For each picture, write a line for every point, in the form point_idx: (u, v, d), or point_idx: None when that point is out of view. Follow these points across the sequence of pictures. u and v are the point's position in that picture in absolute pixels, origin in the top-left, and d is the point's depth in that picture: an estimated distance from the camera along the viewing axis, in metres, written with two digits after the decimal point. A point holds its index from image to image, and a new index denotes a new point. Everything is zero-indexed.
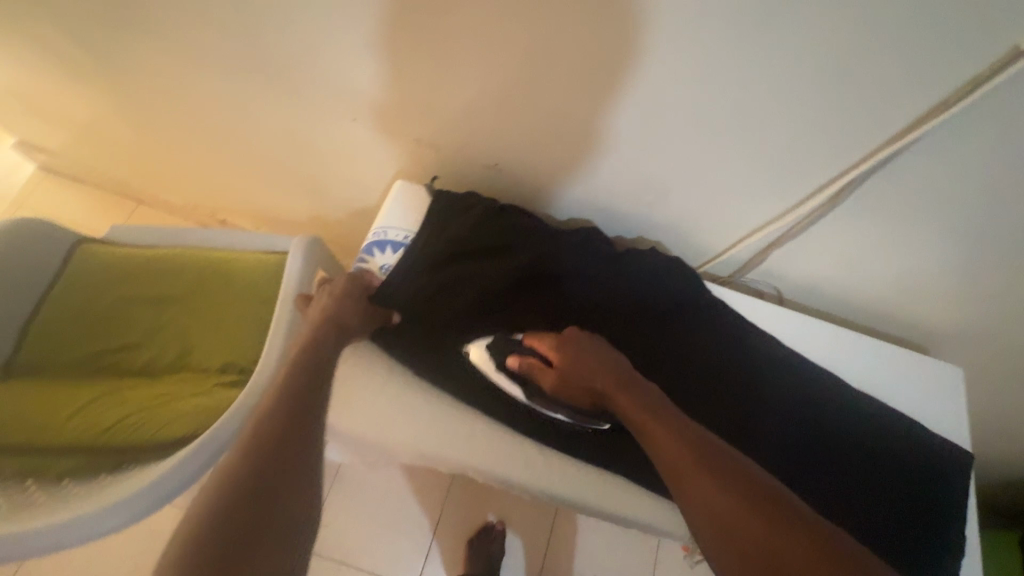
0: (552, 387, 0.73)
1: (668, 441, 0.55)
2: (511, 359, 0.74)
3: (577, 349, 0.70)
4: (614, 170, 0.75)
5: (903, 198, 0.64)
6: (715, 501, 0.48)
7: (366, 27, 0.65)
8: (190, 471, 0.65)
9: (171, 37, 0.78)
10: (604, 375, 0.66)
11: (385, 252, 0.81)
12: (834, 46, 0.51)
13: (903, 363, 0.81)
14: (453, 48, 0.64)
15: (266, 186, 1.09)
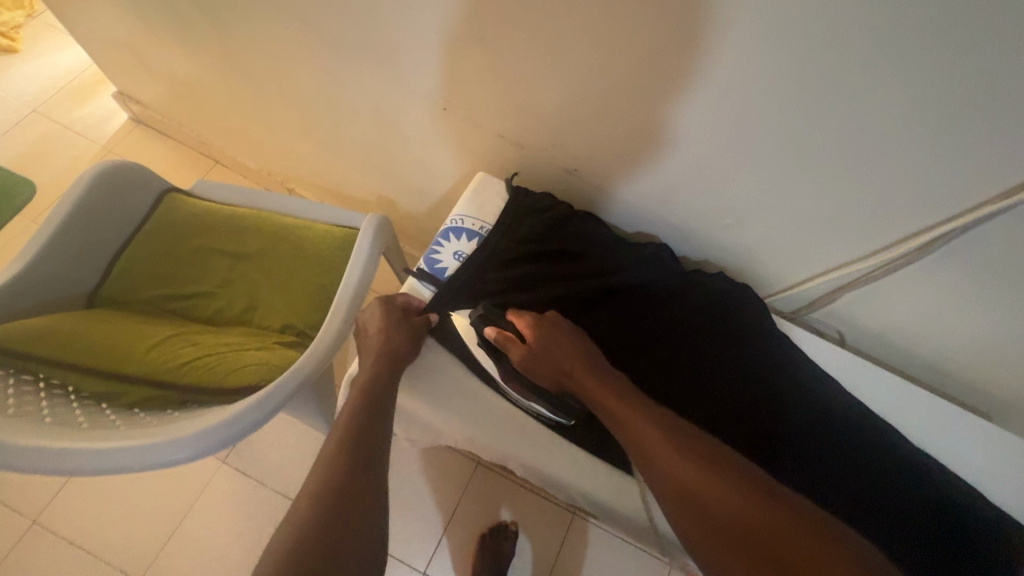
0: (522, 363, 0.65)
1: (640, 424, 0.57)
2: (490, 329, 0.67)
3: (554, 330, 0.65)
4: (701, 185, 0.75)
5: (1000, 259, 0.62)
6: (682, 473, 0.52)
7: (484, 17, 0.70)
8: (240, 427, 0.67)
9: (308, 24, 0.91)
10: (579, 365, 0.63)
11: (461, 240, 0.74)
12: (951, 92, 0.51)
13: (983, 437, 0.74)
14: (559, 47, 0.68)
15: (349, 166, 1.24)
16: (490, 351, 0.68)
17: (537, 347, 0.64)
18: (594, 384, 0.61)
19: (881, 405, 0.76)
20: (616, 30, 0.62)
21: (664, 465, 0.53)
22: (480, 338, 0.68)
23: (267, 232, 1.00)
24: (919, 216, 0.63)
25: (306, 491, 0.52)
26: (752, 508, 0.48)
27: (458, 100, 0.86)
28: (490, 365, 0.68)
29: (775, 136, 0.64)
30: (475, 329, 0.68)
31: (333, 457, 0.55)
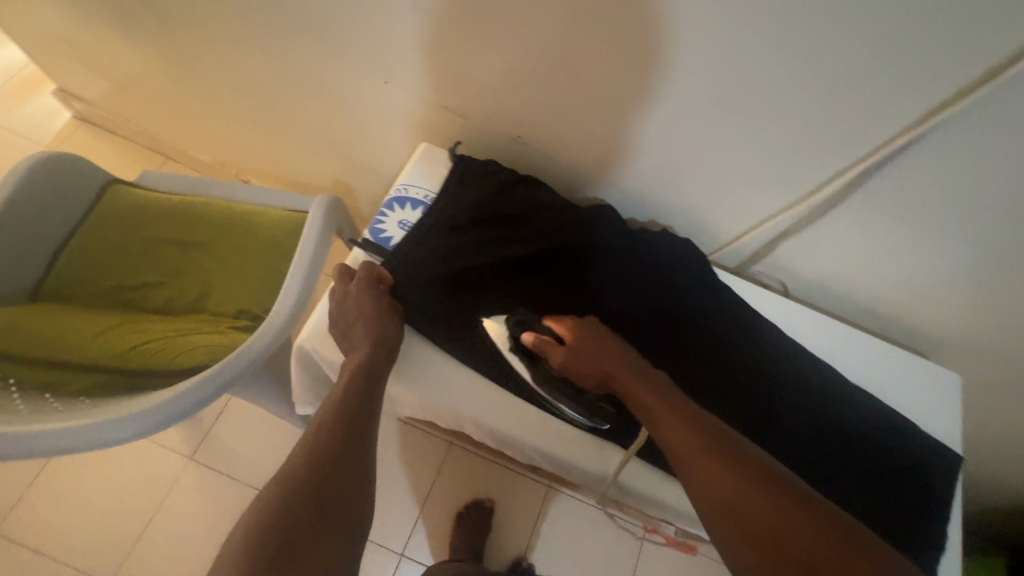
0: (563, 365, 0.65)
1: (682, 427, 0.56)
2: (527, 333, 0.67)
3: (593, 331, 0.65)
4: (640, 143, 0.77)
5: (918, 193, 0.65)
6: (728, 487, 0.50)
7: None
8: (188, 404, 0.67)
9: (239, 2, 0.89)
10: (617, 364, 0.62)
11: (406, 210, 0.75)
12: (856, 28, 0.53)
13: (917, 373, 0.78)
14: (487, 8, 0.69)
15: (301, 152, 1.22)
16: (525, 357, 0.68)
17: (577, 348, 0.64)
18: (630, 387, 0.61)
19: (822, 349, 0.79)
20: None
21: (690, 472, 0.52)
22: (515, 344, 0.68)
23: (218, 218, 0.98)
24: (844, 156, 0.66)
25: (292, 465, 0.55)
26: (772, 510, 0.48)
27: (401, 72, 0.86)
28: (524, 369, 0.68)
29: (703, 86, 0.65)
30: (510, 332, 0.68)
31: (320, 435, 0.57)
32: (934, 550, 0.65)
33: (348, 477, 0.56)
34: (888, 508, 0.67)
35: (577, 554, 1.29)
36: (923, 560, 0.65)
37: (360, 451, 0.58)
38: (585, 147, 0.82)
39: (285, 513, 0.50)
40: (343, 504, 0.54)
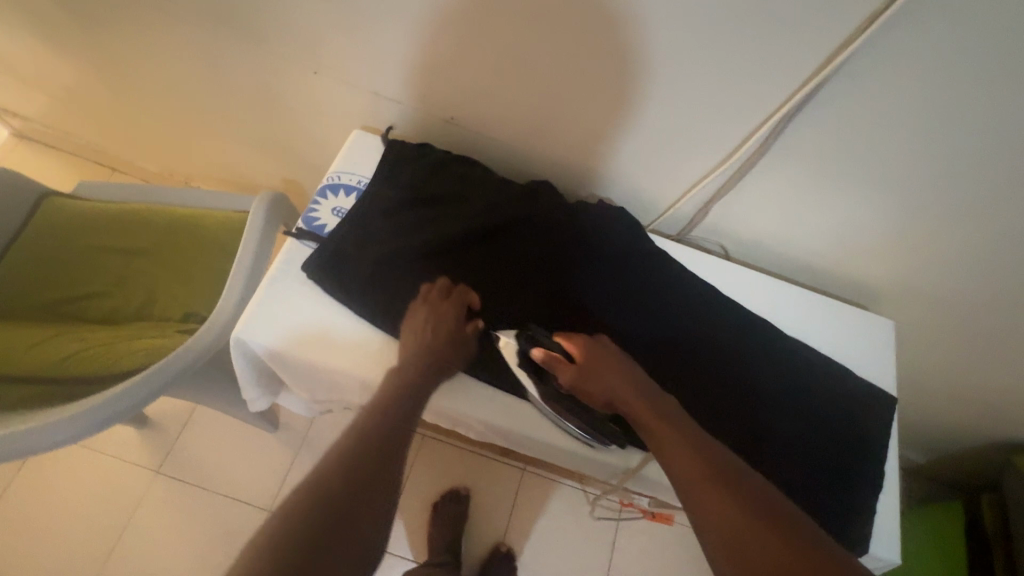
0: (574, 386, 0.63)
1: (687, 460, 0.53)
2: (535, 350, 0.65)
3: (607, 355, 0.63)
4: (569, 113, 0.77)
5: (832, 141, 0.67)
6: (732, 529, 0.47)
7: None
8: (120, 406, 0.67)
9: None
10: (631, 390, 0.60)
11: (339, 196, 0.74)
12: None
13: (853, 321, 0.80)
14: None
15: (245, 152, 1.20)
16: (532, 372, 0.66)
17: (586, 369, 0.62)
18: (642, 415, 0.58)
19: (760, 306, 0.80)
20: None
21: (700, 512, 0.50)
22: (524, 359, 0.66)
23: (159, 221, 0.96)
24: (758, 111, 0.67)
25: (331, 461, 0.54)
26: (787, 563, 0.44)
27: (327, 58, 0.85)
28: (530, 384, 0.67)
29: (619, 45, 0.65)
30: (519, 347, 0.67)
31: (364, 434, 0.57)
32: (872, 486, 0.68)
33: (393, 477, 0.55)
34: (827, 454, 0.69)
35: (556, 532, 1.31)
36: (862, 496, 0.67)
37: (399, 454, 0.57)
38: (518, 121, 0.82)
39: (318, 503, 0.49)
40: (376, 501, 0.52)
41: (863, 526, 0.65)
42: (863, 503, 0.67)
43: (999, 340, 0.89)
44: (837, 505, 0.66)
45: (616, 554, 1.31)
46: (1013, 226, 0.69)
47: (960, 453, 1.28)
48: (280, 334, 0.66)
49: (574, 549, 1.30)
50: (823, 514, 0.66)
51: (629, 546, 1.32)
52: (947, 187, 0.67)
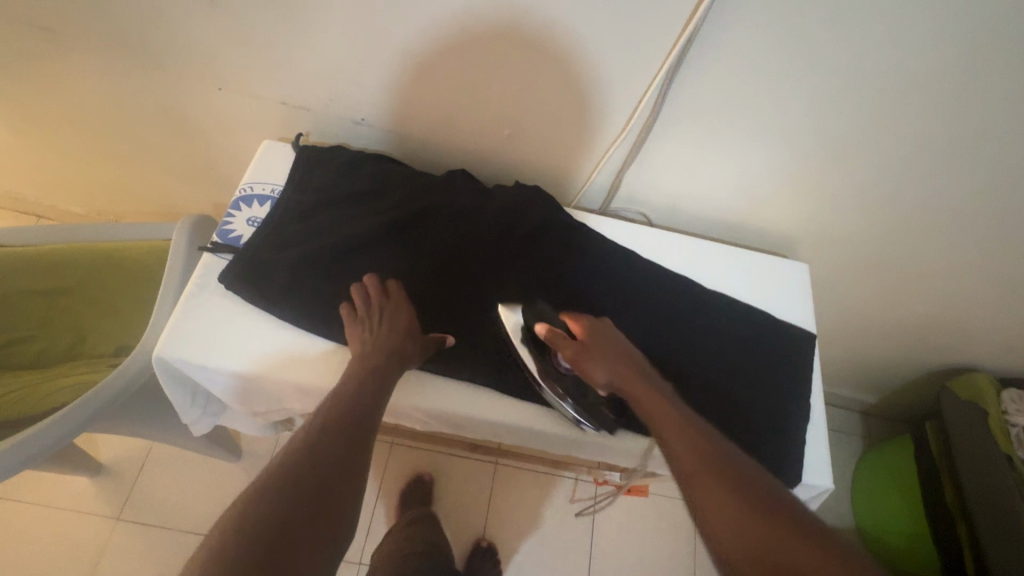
0: (576, 361, 0.65)
1: (684, 436, 0.56)
2: (539, 325, 0.67)
3: (609, 335, 0.67)
4: (473, 101, 0.80)
5: (715, 97, 0.71)
6: (726, 502, 0.50)
7: None
8: (45, 442, 0.68)
9: (41, 33, 0.85)
10: (634, 371, 0.63)
11: (253, 207, 0.74)
12: None
13: (768, 268, 0.83)
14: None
15: (168, 181, 1.18)
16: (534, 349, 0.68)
17: (590, 345, 0.65)
18: (643, 390, 0.61)
19: (681, 265, 0.82)
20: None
21: (699, 486, 0.52)
22: (527, 333, 0.69)
23: (76, 256, 0.92)
24: (644, 77, 0.70)
25: (298, 446, 0.54)
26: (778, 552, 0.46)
27: (228, 73, 0.84)
28: (530, 361, 0.68)
29: (503, 27, 0.68)
30: (525, 320, 0.69)
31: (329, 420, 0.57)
32: (800, 417, 0.71)
33: (343, 484, 0.52)
34: (755, 396, 0.72)
35: (535, 520, 1.32)
36: (793, 429, 0.70)
37: (367, 436, 0.57)
38: (426, 114, 0.84)
39: (264, 526, 0.46)
40: (347, 483, 0.52)
41: (796, 456, 0.69)
42: (794, 435, 0.70)
43: (911, 266, 0.95)
44: (769, 440, 0.69)
45: (598, 530, 1.32)
46: (893, 152, 0.74)
47: (902, 384, 1.35)
48: (209, 350, 0.65)
49: (557, 532, 1.31)
50: (755, 451, 0.69)
51: (609, 521, 1.34)
52: (829, 122, 0.72)
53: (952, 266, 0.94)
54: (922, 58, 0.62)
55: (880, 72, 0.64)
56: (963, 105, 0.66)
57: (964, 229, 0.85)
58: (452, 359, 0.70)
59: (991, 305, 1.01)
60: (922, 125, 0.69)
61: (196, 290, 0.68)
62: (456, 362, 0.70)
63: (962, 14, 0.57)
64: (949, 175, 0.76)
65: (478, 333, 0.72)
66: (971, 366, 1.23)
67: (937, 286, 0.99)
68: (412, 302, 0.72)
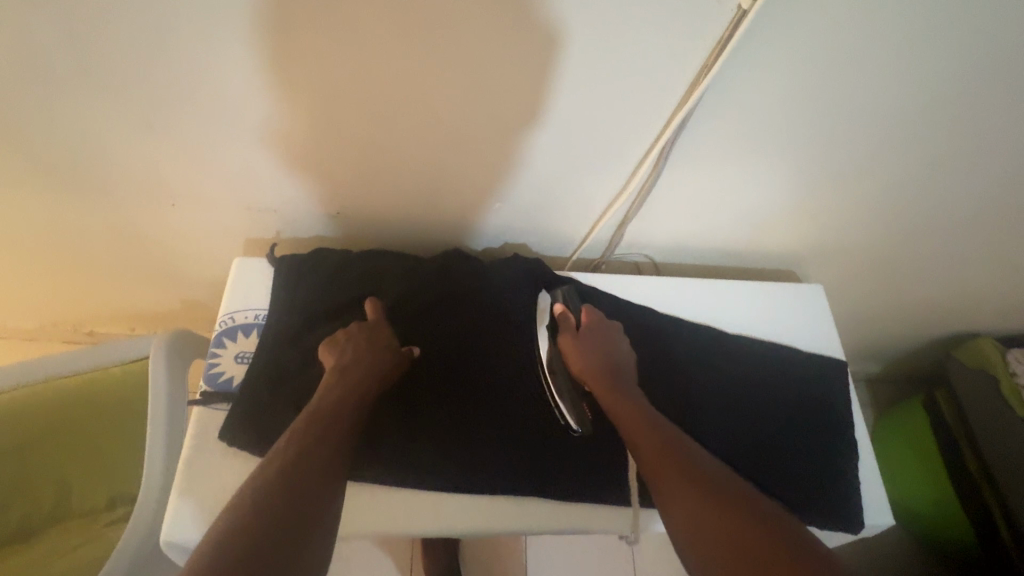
0: (567, 348, 0.68)
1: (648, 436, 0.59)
2: (559, 307, 0.72)
3: (608, 332, 0.69)
4: (458, 178, 0.74)
5: (717, 147, 0.68)
6: (687, 493, 0.53)
7: (143, 101, 0.63)
8: None
9: None
10: (614, 364, 0.66)
11: (239, 339, 0.68)
12: (589, 31, 0.53)
13: (787, 298, 0.80)
14: (236, 105, 0.63)
15: (128, 289, 1.08)
16: (548, 331, 0.71)
17: (587, 338, 0.68)
18: (615, 384, 0.64)
19: (699, 313, 0.78)
20: (283, 52, 0.56)
21: (665, 482, 0.55)
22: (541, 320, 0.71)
23: (55, 397, 0.82)
24: (644, 137, 0.66)
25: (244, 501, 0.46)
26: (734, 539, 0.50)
27: (185, 184, 0.76)
28: (544, 341, 0.70)
29: (489, 111, 0.63)
30: (551, 300, 0.73)
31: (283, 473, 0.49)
32: (851, 456, 0.70)
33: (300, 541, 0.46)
34: (803, 442, 0.70)
35: None
36: (846, 471, 0.69)
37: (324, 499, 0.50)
38: (411, 197, 0.78)
39: (268, 516, 0.45)
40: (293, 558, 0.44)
41: (856, 502, 0.67)
42: (848, 478, 0.68)
43: (918, 263, 0.95)
44: (827, 489, 0.67)
45: None
46: (897, 172, 0.72)
47: (905, 355, 1.38)
48: None
49: None
50: (816, 503, 0.66)
51: None
52: (841, 152, 0.69)
53: (956, 258, 0.94)
54: (935, 89, 0.60)
55: (890, 105, 0.62)
56: (973, 125, 0.64)
57: (971, 226, 0.84)
58: (479, 470, 0.63)
59: (994, 283, 1.02)
60: (929, 144, 0.68)
61: (197, 455, 0.60)
62: (486, 473, 0.63)
63: (974, 48, 0.55)
64: (954, 184, 0.75)
65: (510, 434, 0.66)
66: (975, 332, 1.25)
67: (944, 275, 0.99)
68: (428, 409, 0.66)
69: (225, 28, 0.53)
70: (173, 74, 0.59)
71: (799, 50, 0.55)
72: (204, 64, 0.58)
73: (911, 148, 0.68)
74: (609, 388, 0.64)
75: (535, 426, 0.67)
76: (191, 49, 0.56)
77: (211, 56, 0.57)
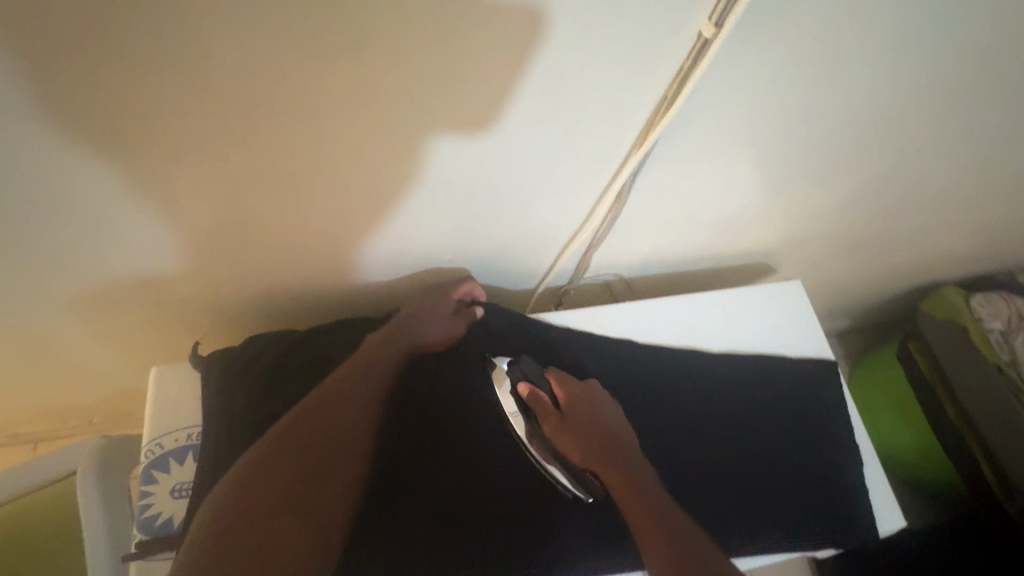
0: (554, 435, 0.68)
1: (630, 499, 0.66)
2: (524, 387, 0.70)
3: (591, 399, 0.71)
4: (407, 233, 0.67)
5: (685, 169, 0.63)
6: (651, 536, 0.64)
7: (25, 215, 0.53)
8: None
9: None
10: (608, 438, 0.69)
11: (171, 469, 0.66)
12: (538, 77, 0.48)
13: (765, 301, 0.80)
14: (142, 203, 0.54)
15: (53, 392, 0.95)
16: (521, 411, 0.68)
17: (571, 412, 0.69)
18: (615, 462, 0.68)
19: (681, 334, 0.78)
20: (178, 147, 0.48)
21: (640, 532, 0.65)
22: (514, 393, 0.69)
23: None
24: (605, 170, 0.61)
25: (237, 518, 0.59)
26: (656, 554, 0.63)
27: (99, 284, 0.66)
28: (519, 424, 0.68)
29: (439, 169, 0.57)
30: (510, 378, 0.70)
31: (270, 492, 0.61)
32: (848, 453, 0.72)
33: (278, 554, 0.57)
34: (802, 449, 0.71)
35: None
36: (846, 468, 0.71)
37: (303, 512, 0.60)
38: (363, 260, 0.71)
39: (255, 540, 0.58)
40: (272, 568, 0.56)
41: (859, 498, 0.70)
42: (849, 475, 0.71)
43: (887, 237, 0.93)
44: (832, 492, 0.69)
45: None
46: (865, 169, 0.70)
47: (871, 311, 1.41)
48: None
49: None
50: (824, 504, 0.69)
51: None
52: (803, 157, 0.65)
53: (920, 233, 0.94)
54: (903, 92, 0.57)
55: (858, 111, 0.59)
56: (939, 119, 0.63)
57: (937, 199, 0.82)
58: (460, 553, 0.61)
59: (955, 245, 1.04)
60: (896, 141, 0.65)
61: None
62: (469, 557, 0.61)
63: (943, 50, 0.52)
64: (920, 173, 0.74)
65: (505, 512, 0.64)
66: (936, 281, 1.26)
67: (908, 247, 1.00)
68: (406, 496, 0.63)
69: (99, 133, 0.45)
70: (40, 189, 0.50)
71: (765, 68, 0.51)
72: (78, 175, 0.49)
73: (878, 145, 0.66)
74: (608, 462, 0.68)
75: (522, 502, 0.64)
76: (61, 161, 0.47)
77: (83, 165, 0.48)
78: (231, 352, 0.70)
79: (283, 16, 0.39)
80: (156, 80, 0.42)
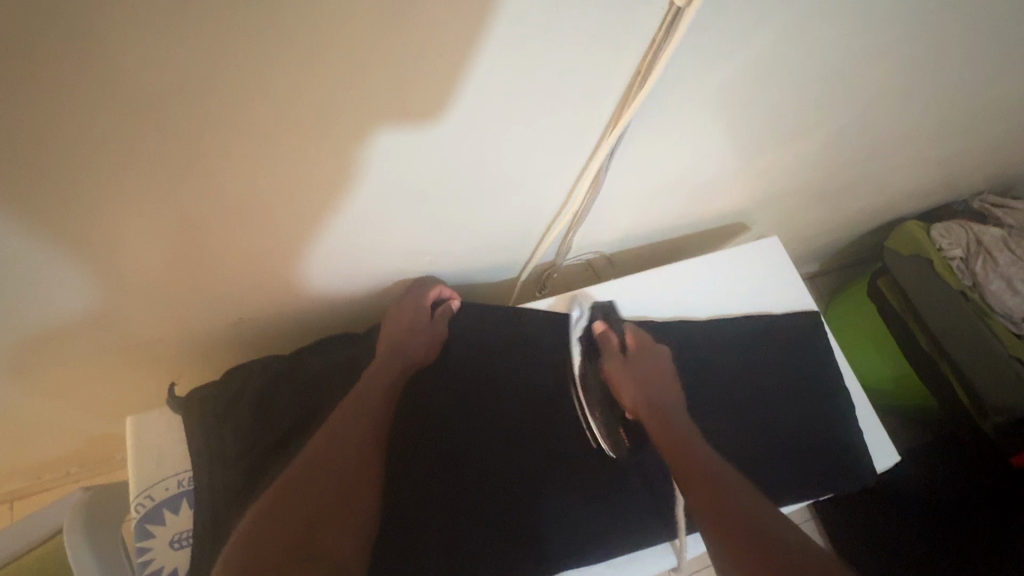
0: (613, 374, 0.74)
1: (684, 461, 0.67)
2: (600, 324, 0.75)
3: (654, 355, 0.74)
4: (382, 239, 0.65)
5: (661, 140, 0.62)
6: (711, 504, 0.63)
7: None
8: None
9: None
10: (661, 396, 0.72)
11: (165, 519, 0.64)
12: (505, 69, 0.45)
13: (747, 259, 0.81)
14: (89, 249, 0.49)
15: (21, 449, 0.90)
16: (588, 349, 0.75)
17: (635, 361, 0.74)
18: (668, 418, 0.70)
19: (671, 305, 0.78)
20: (123, 186, 0.43)
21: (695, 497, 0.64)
22: (586, 332, 0.75)
23: None
24: (582, 150, 0.59)
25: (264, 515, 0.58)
26: (713, 527, 0.62)
27: (54, 334, 0.61)
28: (581, 363, 0.74)
29: (411, 172, 0.54)
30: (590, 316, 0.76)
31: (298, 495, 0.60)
32: (840, 396, 0.74)
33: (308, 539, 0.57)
34: (795, 399, 0.74)
35: None
36: (841, 408, 0.74)
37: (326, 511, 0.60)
38: (339, 269, 0.68)
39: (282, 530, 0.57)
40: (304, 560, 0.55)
41: (855, 438, 0.73)
42: (844, 415, 0.73)
43: (855, 181, 0.95)
44: (829, 436, 0.72)
45: None
46: (834, 122, 0.71)
47: (839, 252, 1.45)
48: None
49: None
50: (823, 446, 0.72)
51: None
52: (775, 116, 0.65)
53: (884, 175, 0.96)
54: (873, 46, 0.56)
55: (831, 67, 0.58)
56: (908, 67, 0.63)
57: (904, 139, 0.83)
58: (469, 539, 0.62)
59: (917, 181, 1.07)
60: (863, 93, 0.66)
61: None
62: (479, 542, 0.62)
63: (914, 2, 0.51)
64: (885, 120, 0.74)
65: (523, 487, 0.66)
66: (900, 216, 1.30)
67: (873, 190, 1.02)
68: (416, 499, 0.64)
69: (28, 185, 0.40)
70: None
71: (739, 36, 0.49)
72: (1, 237, 0.43)
73: (848, 98, 0.66)
74: (651, 416, 0.71)
75: (535, 493, 0.66)
76: None
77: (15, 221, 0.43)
78: (211, 390, 0.67)
79: (215, 44, 0.34)
80: (73, 127, 0.37)
